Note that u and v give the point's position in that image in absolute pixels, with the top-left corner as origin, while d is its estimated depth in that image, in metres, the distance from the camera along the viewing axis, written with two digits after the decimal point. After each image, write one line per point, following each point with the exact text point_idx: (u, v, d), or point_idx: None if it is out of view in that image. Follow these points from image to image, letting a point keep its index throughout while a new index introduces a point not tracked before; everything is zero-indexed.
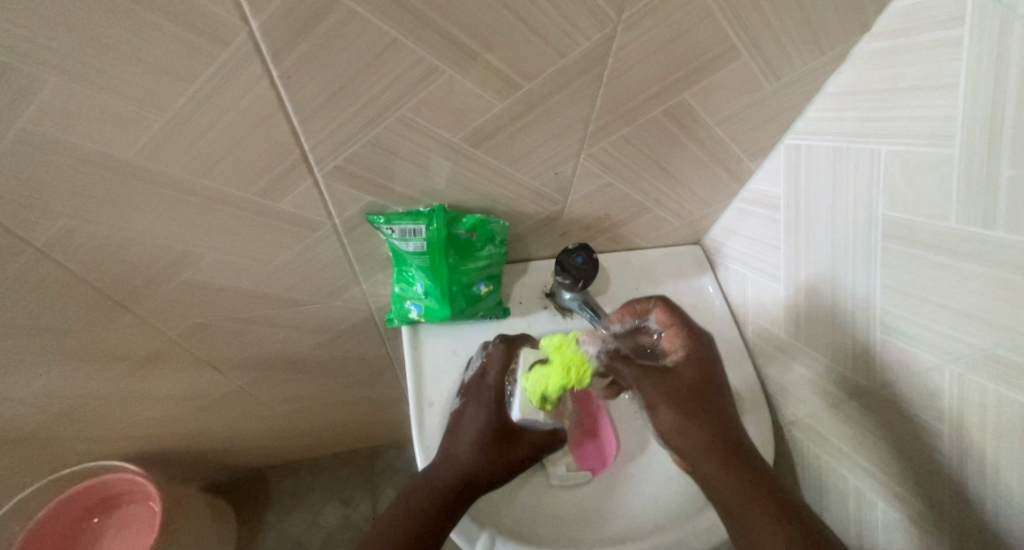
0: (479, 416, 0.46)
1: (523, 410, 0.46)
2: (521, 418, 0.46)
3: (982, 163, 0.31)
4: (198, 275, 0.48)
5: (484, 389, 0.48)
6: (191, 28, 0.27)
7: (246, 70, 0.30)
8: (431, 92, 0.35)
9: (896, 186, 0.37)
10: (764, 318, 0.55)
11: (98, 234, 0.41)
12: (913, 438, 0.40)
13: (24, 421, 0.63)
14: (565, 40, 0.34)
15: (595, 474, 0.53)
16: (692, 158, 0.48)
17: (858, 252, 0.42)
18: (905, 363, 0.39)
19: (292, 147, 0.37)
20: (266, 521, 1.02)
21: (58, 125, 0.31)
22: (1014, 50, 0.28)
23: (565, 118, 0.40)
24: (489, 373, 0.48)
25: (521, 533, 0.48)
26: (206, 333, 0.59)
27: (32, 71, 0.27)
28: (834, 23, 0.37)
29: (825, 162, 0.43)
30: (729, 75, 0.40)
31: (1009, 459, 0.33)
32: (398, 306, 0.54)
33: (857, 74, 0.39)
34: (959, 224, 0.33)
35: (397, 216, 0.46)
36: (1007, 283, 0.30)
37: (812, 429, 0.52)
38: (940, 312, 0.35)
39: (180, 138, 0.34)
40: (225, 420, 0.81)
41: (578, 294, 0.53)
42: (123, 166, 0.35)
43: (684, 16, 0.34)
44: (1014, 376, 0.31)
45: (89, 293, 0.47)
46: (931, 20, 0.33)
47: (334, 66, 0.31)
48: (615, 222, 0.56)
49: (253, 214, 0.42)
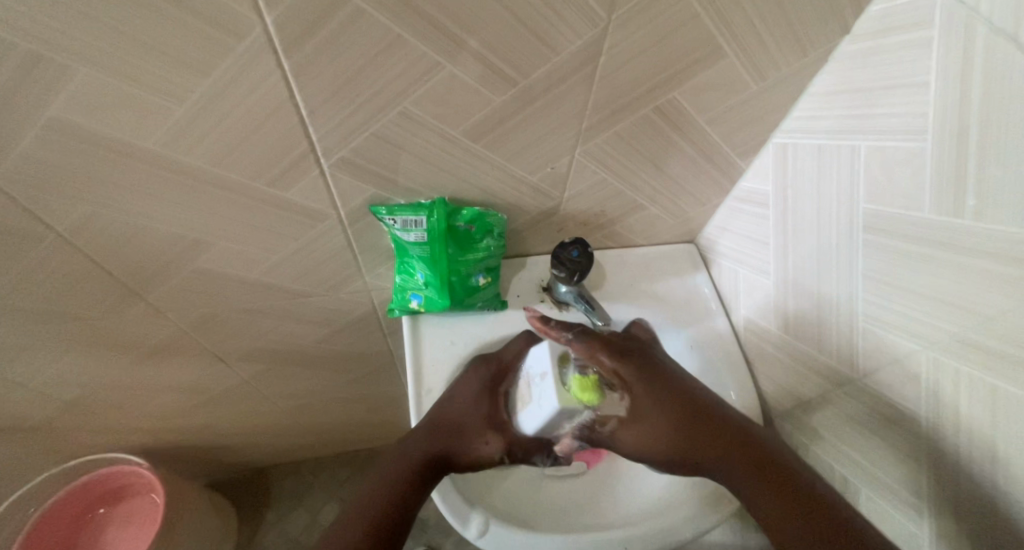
0: (471, 389, 0.51)
1: (563, 400, 0.42)
2: (558, 406, 0.42)
3: (953, 156, 0.33)
4: (208, 264, 0.50)
5: (488, 366, 0.53)
6: (210, 22, 0.29)
7: (260, 63, 0.32)
8: (431, 87, 0.37)
9: (874, 181, 0.39)
10: (754, 312, 0.56)
11: (115, 222, 0.43)
12: (894, 424, 0.42)
13: (34, 409, 0.65)
14: (559, 38, 0.36)
15: (589, 467, 0.55)
16: (684, 156, 0.50)
17: (841, 247, 0.43)
18: (885, 350, 0.41)
19: (300, 138, 0.39)
20: (267, 519, 1.03)
21: (85, 114, 0.33)
22: (980, 50, 0.30)
23: (560, 114, 0.42)
24: (502, 357, 0.54)
25: (516, 517, 0.49)
26: (213, 324, 0.60)
27: (65, 61, 0.29)
28: (817, 25, 0.38)
29: (810, 160, 0.45)
30: (715, 76, 0.42)
31: (981, 439, 0.34)
32: (400, 297, 0.55)
33: (838, 74, 0.41)
34: (933, 215, 0.34)
35: (399, 207, 0.48)
36: (980, 269, 0.32)
37: (802, 421, 0.53)
38: (917, 299, 0.37)
39: (197, 127, 0.36)
40: (227, 413, 0.82)
41: (573, 288, 0.55)
42: (141, 154, 0.37)
43: (670, 17, 0.36)
44: (986, 358, 0.32)
45: (105, 280, 0.49)
46: (903, 22, 0.35)
47: (341, 61, 0.33)
48: (611, 219, 0.58)
49: (262, 203, 0.44)
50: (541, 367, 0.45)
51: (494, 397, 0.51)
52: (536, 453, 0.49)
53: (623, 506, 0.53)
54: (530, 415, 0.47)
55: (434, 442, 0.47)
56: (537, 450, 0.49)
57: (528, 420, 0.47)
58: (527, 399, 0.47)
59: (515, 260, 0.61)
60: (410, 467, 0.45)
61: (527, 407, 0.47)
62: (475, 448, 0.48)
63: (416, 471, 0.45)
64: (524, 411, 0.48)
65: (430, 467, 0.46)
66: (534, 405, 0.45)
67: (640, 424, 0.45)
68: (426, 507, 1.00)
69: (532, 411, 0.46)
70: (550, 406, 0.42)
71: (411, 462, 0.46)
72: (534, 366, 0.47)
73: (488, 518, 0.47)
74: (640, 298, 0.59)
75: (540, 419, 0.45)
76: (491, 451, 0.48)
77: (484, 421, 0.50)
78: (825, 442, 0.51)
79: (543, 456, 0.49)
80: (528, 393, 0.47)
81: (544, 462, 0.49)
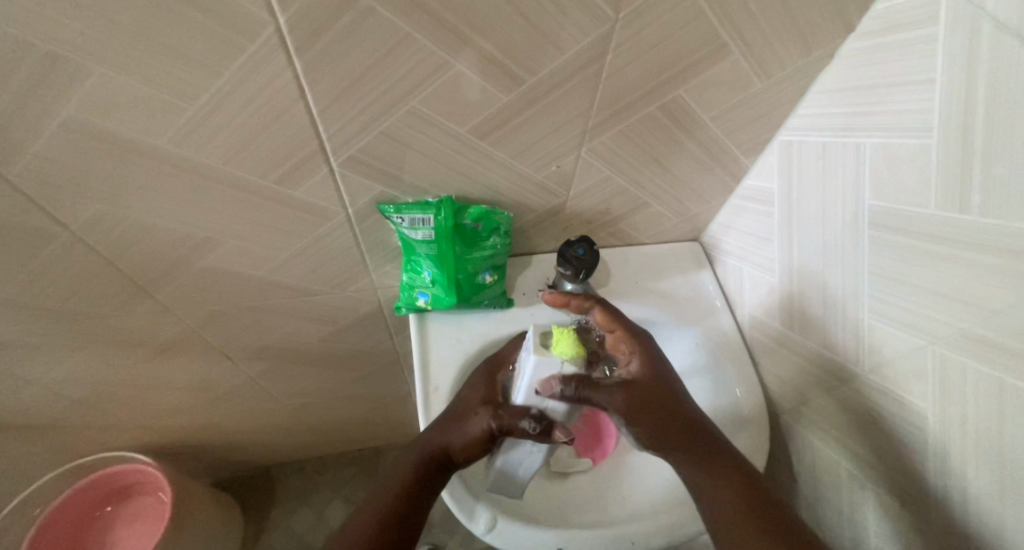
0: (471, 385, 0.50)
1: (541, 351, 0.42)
2: (536, 358, 0.42)
3: (958, 153, 0.33)
4: (217, 262, 0.51)
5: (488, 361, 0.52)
6: (223, 22, 0.30)
7: (271, 62, 0.33)
8: (439, 86, 0.38)
9: (880, 177, 0.39)
10: (759, 309, 0.56)
11: (126, 220, 0.43)
12: (899, 420, 0.42)
13: (44, 407, 0.66)
14: (566, 37, 0.36)
15: (595, 465, 0.56)
16: (688, 154, 0.50)
17: (847, 244, 0.43)
18: (890, 346, 0.41)
19: (309, 137, 0.39)
20: (272, 517, 1.04)
21: (99, 113, 0.34)
22: (985, 46, 0.30)
23: (566, 112, 0.43)
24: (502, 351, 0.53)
25: (523, 513, 0.49)
26: (221, 323, 0.61)
27: (81, 61, 0.30)
28: (822, 22, 0.39)
29: (815, 157, 0.45)
30: (720, 74, 0.42)
31: (986, 435, 0.34)
32: (406, 295, 0.56)
33: (843, 72, 0.41)
34: (938, 211, 0.35)
35: (406, 205, 0.48)
36: (985, 265, 0.32)
37: (807, 418, 0.53)
38: (923, 295, 0.37)
39: (208, 126, 0.36)
40: (234, 411, 0.82)
41: (579, 285, 0.55)
42: (153, 153, 0.38)
43: (675, 16, 0.36)
44: (992, 353, 0.32)
45: (115, 279, 0.49)
46: (909, 19, 0.35)
47: (350, 61, 0.34)
48: (615, 217, 0.58)
49: (270, 202, 0.45)
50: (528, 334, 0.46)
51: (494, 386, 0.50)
52: (523, 416, 0.45)
53: (630, 503, 0.53)
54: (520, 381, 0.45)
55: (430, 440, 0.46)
56: (522, 412, 0.45)
57: (518, 386, 0.45)
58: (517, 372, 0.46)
59: (520, 258, 0.61)
60: (410, 472, 0.45)
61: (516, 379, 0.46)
62: (465, 429, 0.46)
63: (417, 476, 0.45)
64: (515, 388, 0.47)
65: (428, 467, 0.45)
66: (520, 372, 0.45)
67: (637, 390, 0.45)
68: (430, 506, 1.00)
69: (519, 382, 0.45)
70: (528, 359, 0.42)
71: (410, 466, 0.46)
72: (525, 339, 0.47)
73: (496, 514, 0.47)
74: (644, 296, 0.60)
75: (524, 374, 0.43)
76: (483, 426, 0.45)
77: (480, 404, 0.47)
78: (830, 439, 0.51)
79: (530, 421, 0.44)
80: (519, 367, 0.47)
81: (531, 427, 0.44)
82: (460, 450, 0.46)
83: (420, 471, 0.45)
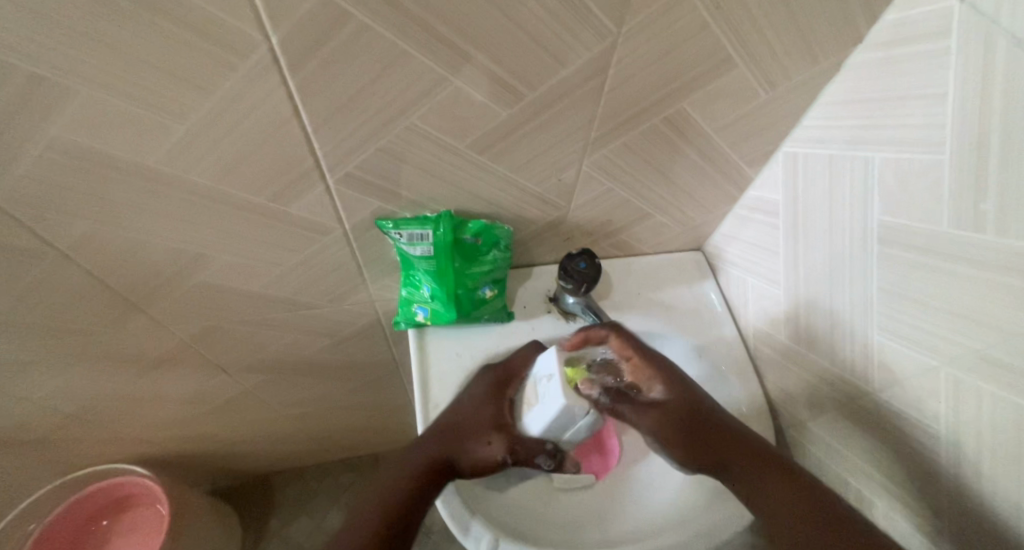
0: (482, 402, 0.50)
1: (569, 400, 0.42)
2: (564, 405, 0.42)
3: (972, 170, 0.32)
4: (211, 277, 0.50)
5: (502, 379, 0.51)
6: (213, 40, 0.28)
7: (265, 79, 0.32)
8: (438, 102, 0.37)
9: (889, 193, 0.38)
10: (764, 322, 0.55)
11: (116, 238, 0.42)
12: (912, 438, 0.41)
13: (36, 423, 0.64)
14: (568, 52, 0.35)
15: (598, 478, 0.55)
16: (692, 165, 0.50)
17: (855, 257, 0.42)
18: (901, 364, 0.40)
19: (305, 154, 0.38)
20: (271, 526, 1.02)
21: (85, 133, 0.33)
22: (999, 61, 0.29)
23: (568, 126, 0.42)
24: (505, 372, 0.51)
25: (525, 534, 0.48)
26: (217, 336, 0.60)
27: (67, 82, 0.29)
28: (830, 34, 0.38)
29: (821, 170, 0.44)
30: (725, 85, 0.41)
31: (1005, 458, 0.33)
32: (405, 309, 0.55)
33: (852, 84, 0.40)
34: (952, 229, 0.34)
35: (404, 220, 0.47)
36: (1001, 285, 0.31)
37: (815, 432, 0.52)
38: (935, 314, 0.36)
39: (200, 144, 0.35)
40: (231, 423, 0.81)
41: (581, 298, 0.54)
42: (143, 171, 0.37)
43: (680, 29, 0.35)
44: (1008, 376, 0.32)
45: (107, 295, 0.48)
46: (919, 32, 0.34)
47: (347, 77, 0.33)
48: (618, 228, 0.57)
49: (266, 217, 0.44)
50: (548, 370, 0.45)
51: (500, 400, 0.50)
52: (536, 453, 0.47)
53: (632, 521, 0.52)
54: (544, 410, 0.45)
55: (437, 449, 0.46)
56: (538, 450, 0.47)
57: (541, 416, 0.45)
58: (533, 400, 0.47)
59: (521, 270, 0.61)
60: (412, 480, 0.45)
61: (533, 408, 0.47)
62: (478, 450, 0.47)
63: (419, 485, 0.45)
64: (528, 412, 0.48)
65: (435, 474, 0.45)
66: (540, 406, 0.45)
67: (663, 413, 0.47)
68: (430, 514, 0.99)
69: (537, 413, 0.46)
70: (557, 406, 0.42)
71: (412, 474, 0.45)
72: (541, 368, 0.47)
73: (499, 537, 0.46)
74: (647, 307, 0.59)
75: (552, 413, 0.43)
76: (496, 456, 0.47)
77: (491, 422, 0.49)
78: (837, 452, 0.50)
79: (545, 456, 0.47)
80: (534, 394, 0.47)
81: (546, 463, 0.47)
82: (469, 463, 0.47)
83: (422, 480, 0.45)
